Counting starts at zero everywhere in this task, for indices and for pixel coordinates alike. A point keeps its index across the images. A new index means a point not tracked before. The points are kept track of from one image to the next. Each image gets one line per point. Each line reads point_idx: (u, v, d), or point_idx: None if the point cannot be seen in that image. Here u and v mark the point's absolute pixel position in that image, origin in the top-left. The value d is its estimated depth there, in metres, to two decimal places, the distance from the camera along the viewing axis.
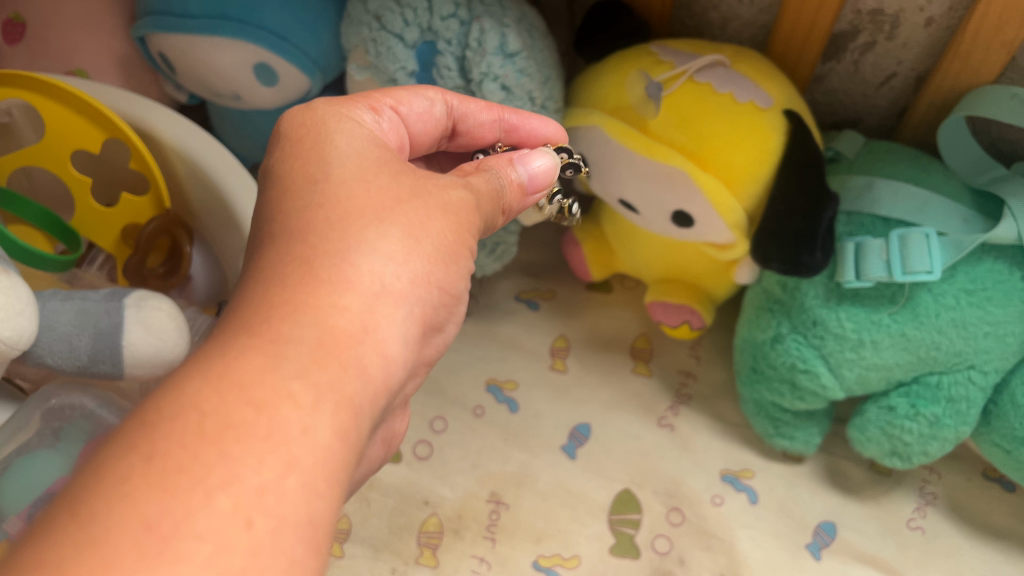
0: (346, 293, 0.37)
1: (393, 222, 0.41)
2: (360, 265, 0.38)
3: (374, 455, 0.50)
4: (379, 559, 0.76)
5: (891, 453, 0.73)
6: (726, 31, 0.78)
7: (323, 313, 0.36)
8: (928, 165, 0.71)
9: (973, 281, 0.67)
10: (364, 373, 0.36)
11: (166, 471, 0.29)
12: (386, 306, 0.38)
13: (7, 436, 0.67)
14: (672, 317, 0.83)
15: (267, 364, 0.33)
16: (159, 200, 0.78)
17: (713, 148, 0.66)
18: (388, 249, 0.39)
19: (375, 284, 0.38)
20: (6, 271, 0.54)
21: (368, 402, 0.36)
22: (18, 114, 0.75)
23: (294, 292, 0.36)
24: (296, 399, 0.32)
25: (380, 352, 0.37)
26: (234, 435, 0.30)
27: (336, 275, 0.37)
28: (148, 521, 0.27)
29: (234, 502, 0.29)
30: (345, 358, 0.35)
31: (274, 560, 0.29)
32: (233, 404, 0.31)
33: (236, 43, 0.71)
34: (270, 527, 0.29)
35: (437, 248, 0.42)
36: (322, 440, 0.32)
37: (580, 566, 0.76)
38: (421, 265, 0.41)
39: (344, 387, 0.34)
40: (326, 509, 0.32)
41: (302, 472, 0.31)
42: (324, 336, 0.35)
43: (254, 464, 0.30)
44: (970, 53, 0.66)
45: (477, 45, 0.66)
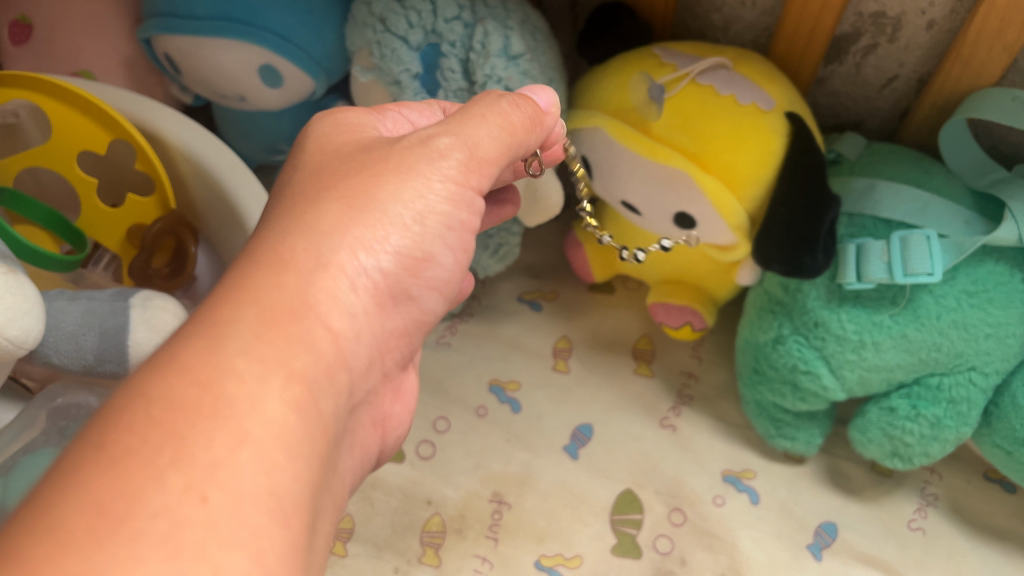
0: (285, 272, 0.39)
1: (332, 200, 0.42)
2: (301, 245, 0.40)
3: (368, 441, 0.48)
4: (382, 558, 0.77)
5: (893, 454, 0.73)
6: (729, 33, 0.79)
7: (263, 293, 0.38)
8: (930, 167, 0.71)
9: (974, 282, 0.68)
10: (309, 346, 0.37)
11: (117, 457, 0.30)
12: (327, 278, 0.40)
13: (15, 434, 0.67)
14: (673, 318, 0.83)
15: (210, 345, 0.35)
16: (164, 201, 0.78)
17: (714, 150, 0.66)
18: (326, 227, 0.41)
19: (311, 260, 0.40)
20: (13, 271, 0.54)
21: (319, 375, 0.37)
22: (25, 115, 0.75)
23: (241, 278, 0.39)
24: (239, 373, 0.34)
25: (326, 327, 0.39)
26: (181, 415, 0.31)
27: (276, 259, 0.40)
28: (102, 505, 0.28)
29: (187, 480, 0.30)
30: (289, 333, 0.37)
31: (235, 531, 0.30)
32: (178, 387, 0.32)
33: (241, 45, 0.72)
34: (226, 500, 0.30)
35: (385, 214, 0.43)
36: (272, 415, 0.34)
37: (582, 565, 0.76)
38: (365, 233, 0.42)
39: (290, 360, 0.36)
40: (291, 481, 0.33)
41: (254, 445, 0.32)
42: (264, 313, 0.37)
43: (205, 442, 0.31)
44: (972, 56, 0.66)
45: (480, 47, 0.67)
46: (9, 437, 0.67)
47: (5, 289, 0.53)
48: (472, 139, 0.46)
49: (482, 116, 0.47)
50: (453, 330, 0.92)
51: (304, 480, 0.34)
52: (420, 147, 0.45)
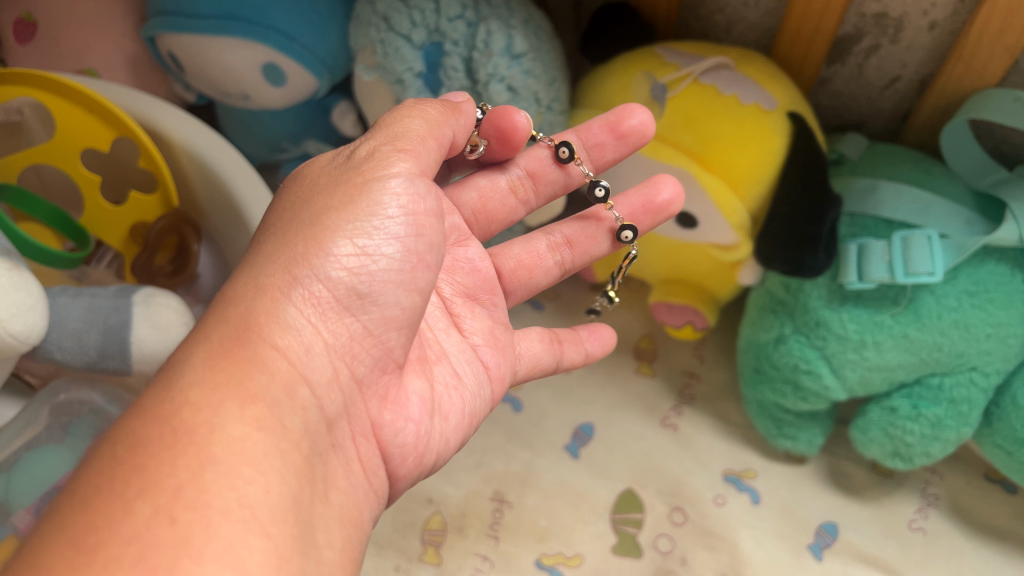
0: (233, 305, 0.40)
1: (274, 228, 0.43)
2: (247, 277, 0.41)
3: (364, 456, 0.44)
4: (383, 556, 0.77)
5: (894, 454, 0.73)
6: (731, 34, 0.79)
7: (210, 329, 0.39)
8: (931, 168, 0.72)
9: (976, 283, 0.68)
10: (262, 367, 0.38)
11: (89, 497, 0.31)
12: (267, 300, 0.40)
13: (18, 429, 0.68)
14: (675, 317, 0.84)
15: (168, 380, 0.36)
16: (166, 199, 0.79)
17: (715, 148, 0.67)
18: (264, 254, 0.42)
19: (250, 288, 0.41)
20: (17, 267, 0.55)
21: (278, 393, 0.38)
22: (29, 113, 0.75)
23: (202, 322, 0.41)
24: (193, 404, 0.35)
25: (274, 346, 0.39)
26: (142, 450, 0.33)
27: (225, 296, 0.41)
28: (76, 542, 0.30)
29: (154, 505, 0.31)
30: (237, 358, 0.38)
31: (208, 544, 0.30)
32: (142, 427, 0.34)
33: (245, 43, 0.72)
34: (195, 520, 0.31)
35: (316, 221, 0.42)
36: (233, 434, 0.34)
37: (583, 564, 0.76)
38: (298, 246, 0.41)
39: (245, 382, 0.37)
40: (265, 492, 0.33)
41: (216, 467, 0.33)
42: (213, 345, 0.38)
43: (169, 469, 0.32)
44: (974, 56, 0.66)
45: (484, 46, 0.67)
46: (13, 433, 0.67)
47: (10, 285, 0.53)
48: (397, 137, 0.45)
49: (403, 118, 0.46)
50: None
51: (279, 491, 0.34)
52: (351, 159, 0.45)
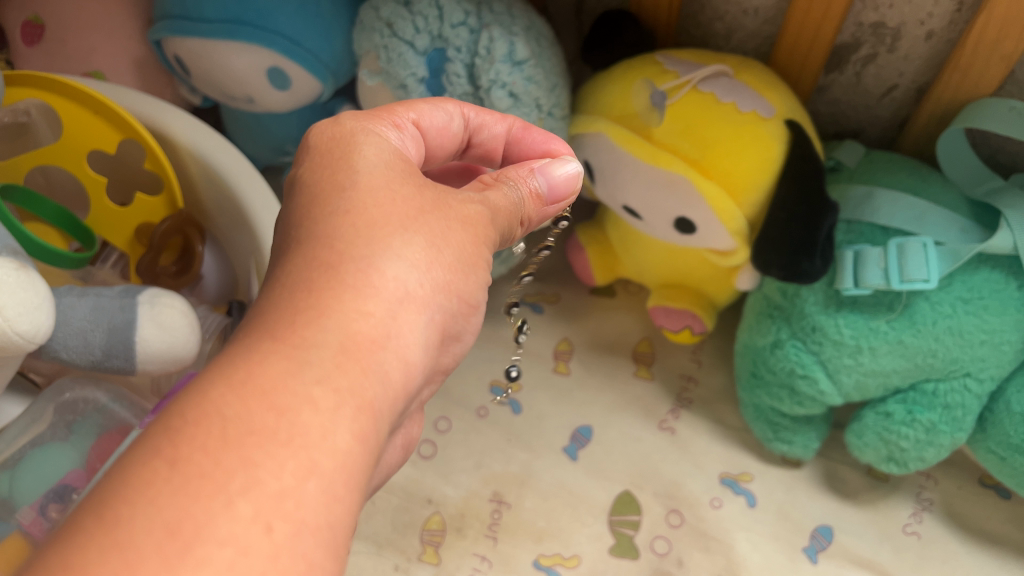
0: (371, 301, 0.38)
1: (416, 233, 0.41)
2: (390, 272, 0.39)
3: (384, 463, 0.49)
4: (382, 556, 0.77)
5: (888, 458, 0.74)
6: (730, 42, 0.80)
7: (346, 318, 0.37)
8: (927, 176, 0.73)
9: (970, 290, 0.68)
10: (386, 383, 0.37)
11: (189, 479, 0.29)
12: (412, 314, 0.39)
13: (22, 427, 0.68)
14: (673, 321, 0.84)
15: (291, 368, 0.34)
16: (171, 200, 0.79)
17: (714, 156, 0.67)
18: (412, 256, 0.40)
19: (398, 291, 0.39)
20: (24, 267, 0.56)
21: (386, 405, 0.37)
22: (35, 114, 0.76)
23: (331, 306, 0.37)
24: (315, 404, 0.33)
25: (402, 359, 0.38)
26: (256, 440, 0.31)
27: (361, 280, 0.38)
28: (170, 527, 0.28)
29: (255, 507, 0.30)
30: (366, 363, 0.36)
31: (294, 563, 0.30)
32: (255, 409, 0.32)
33: (250, 47, 0.73)
34: (289, 532, 0.30)
35: (458, 258, 0.43)
36: (342, 445, 0.33)
37: (580, 565, 0.77)
38: (444, 274, 0.42)
39: (364, 392, 0.35)
40: (346, 512, 0.33)
41: (321, 477, 0.32)
42: (347, 343, 0.36)
43: (274, 470, 0.31)
44: (970, 65, 0.67)
45: (486, 53, 0.68)
46: (17, 431, 0.68)
47: (18, 284, 0.54)
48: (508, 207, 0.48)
49: (496, 192, 0.48)
50: None
51: (354, 510, 0.33)
52: (460, 203, 0.45)
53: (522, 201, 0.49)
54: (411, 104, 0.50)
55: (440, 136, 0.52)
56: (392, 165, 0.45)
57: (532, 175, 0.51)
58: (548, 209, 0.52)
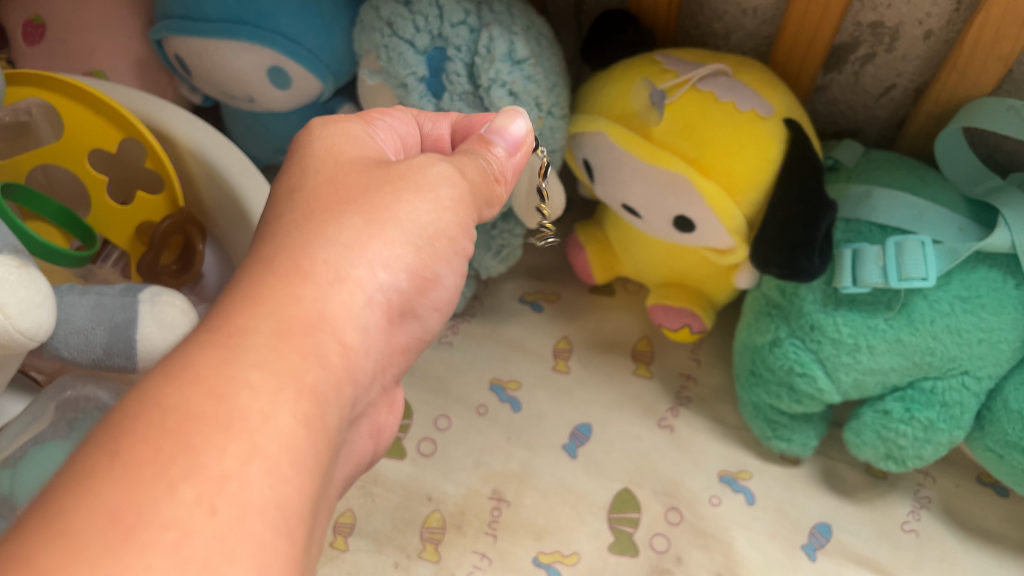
0: (306, 284, 0.39)
1: (353, 215, 0.43)
2: (325, 257, 0.41)
3: (361, 450, 0.49)
4: (383, 553, 0.78)
5: (886, 456, 0.74)
6: (730, 41, 0.80)
7: (280, 302, 0.38)
8: (925, 175, 0.73)
9: (968, 288, 0.69)
10: (323, 363, 0.38)
11: (132, 466, 0.30)
12: (346, 292, 0.41)
13: (23, 426, 0.69)
14: (673, 319, 0.84)
15: (226, 357, 0.35)
16: (173, 199, 0.79)
17: (713, 155, 0.68)
18: (348, 240, 0.42)
19: (331, 273, 0.41)
20: (25, 265, 0.56)
21: (329, 389, 0.38)
22: (36, 113, 0.77)
23: (265, 287, 0.39)
24: (252, 387, 0.34)
25: (340, 342, 0.39)
26: (194, 426, 0.32)
27: (295, 266, 0.40)
28: (112, 512, 0.28)
29: (198, 492, 0.30)
30: (302, 345, 0.37)
31: (242, 545, 0.30)
32: (192, 397, 0.33)
33: (251, 46, 0.73)
34: (235, 513, 0.30)
35: (404, 233, 0.44)
36: (283, 427, 0.34)
37: (579, 563, 0.77)
38: (384, 249, 0.43)
39: (304, 375, 0.36)
40: (297, 494, 0.33)
41: (264, 459, 0.32)
42: (281, 325, 0.37)
43: (217, 455, 0.31)
44: (968, 65, 0.67)
45: (486, 52, 0.68)
46: (19, 429, 0.69)
47: (19, 282, 0.54)
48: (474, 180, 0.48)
49: (468, 160, 0.49)
50: (455, 330, 0.93)
51: (309, 492, 0.34)
52: (427, 172, 0.46)
53: (494, 167, 0.51)
54: (382, 112, 0.54)
55: (404, 144, 0.54)
56: (348, 157, 0.47)
57: (493, 136, 0.52)
58: (512, 160, 0.52)
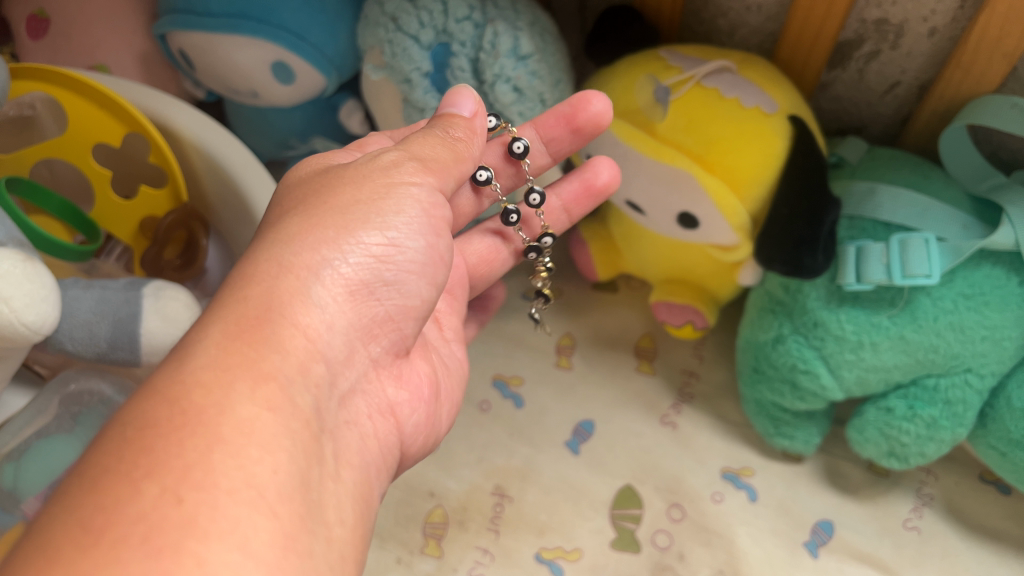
0: (251, 284, 0.40)
1: (294, 216, 0.43)
2: (267, 256, 0.41)
3: (379, 432, 0.45)
4: (385, 548, 0.78)
5: (889, 454, 0.74)
6: (734, 38, 0.80)
7: (230, 306, 0.39)
8: (929, 172, 0.73)
9: (972, 285, 0.69)
10: (278, 348, 0.38)
11: (106, 480, 0.31)
12: (291, 279, 0.40)
13: (28, 419, 0.68)
14: (676, 316, 0.85)
15: (182, 359, 0.36)
16: (176, 194, 0.80)
17: (717, 151, 0.68)
18: (288, 235, 0.42)
19: (276, 266, 0.41)
20: (30, 259, 0.56)
21: (292, 372, 0.38)
22: (41, 107, 0.76)
23: (219, 297, 0.40)
24: (204, 384, 0.35)
25: (297, 327, 0.39)
26: (153, 430, 0.33)
27: (242, 272, 0.41)
28: (85, 523, 0.30)
29: (162, 486, 0.31)
30: (254, 339, 0.38)
31: (213, 522, 0.30)
32: (154, 406, 0.34)
33: (255, 42, 0.73)
34: (200, 500, 0.31)
35: (345, 211, 0.43)
36: (242, 415, 0.34)
37: (582, 559, 0.78)
38: (328, 230, 0.42)
39: (259, 364, 0.37)
40: (272, 472, 0.33)
41: (225, 447, 0.33)
42: (230, 326, 0.38)
43: (176, 450, 0.32)
44: (972, 62, 0.67)
45: (490, 47, 0.68)
46: (23, 422, 0.68)
47: (23, 276, 0.54)
48: (421, 154, 0.47)
49: (421, 137, 0.48)
50: None
51: (287, 469, 0.34)
52: (371, 163, 0.46)
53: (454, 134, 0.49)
54: (361, 143, 0.59)
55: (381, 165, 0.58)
56: (297, 179, 0.48)
57: (451, 112, 0.51)
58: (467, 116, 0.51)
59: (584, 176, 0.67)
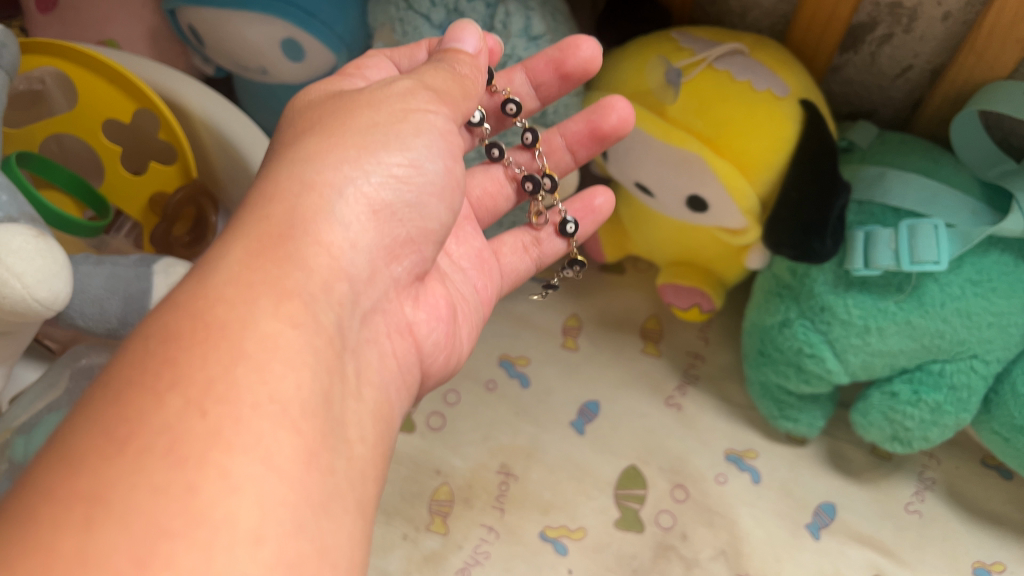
0: (273, 202, 0.40)
1: (314, 137, 0.44)
2: (288, 173, 0.42)
3: (398, 350, 0.46)
4: (391, 525, 0.79)
5: (893, 438, 0.75)
6: (746, 20, 0.80)
7: (251, 221, 0.40)
8: (940, 157, 0.73)
9: (980, 272, 0.69)
10: (302, 264, 0.38)
11: (129, 394, 0.31)
12: (315, 196, 0.41)
13: (40, 393, 0.69)
14: (682, 299, 0.85)
15: (204, 274, 0.37)
16: (186, 169, 0.80)
17: (727, 133, 0.67)
18: (309, 155, 0.42)
19: (297, 182, 0.41)
20: (43, 235, 0.56)
21: (316, 290, 0.38)
22: (51, 82, 0.77)
23: (240, 215, 0.41)
24: (227, 300, 0.35)
25: (320, 244, 0.40)
26: (176, 342, 0.33)
27: (261, 189, 0.41)
28: (107, 434, 0.30)
29: (186, 398, 0.31)
30: (277, 256, 0.38)
31: (237, 434, 0.31)
32: (176, 318, 0.34)
33: (265, 18, 0.73)
34: (225, 413, 0.31)
35: (365, 134, 0.44)
36: (266, 329, 0.35)
37: (586, 538, 0.78)
38: (350, 150, 0.43)
39: (283, 280, 0.37)
40: (296, 387, 0.34)
41: (248, 361, 0.33)
42: (252, 244, 0.38)
43: (199, 362, 0.32)
44: (986, 47, 0.67)
45: (502, 27, 0.68)
46: (34, 396, 0.69)
47: (36, 251, 0.54)
48: (434, 84, 0.48)
49: (433, 68, 0.49)
50: None
51: (310, 386, 0.34)
52: (387, 89, 0.47)
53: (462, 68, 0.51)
54: (361, 65, 0.56)
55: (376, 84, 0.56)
56: (307, 103, 0.48)
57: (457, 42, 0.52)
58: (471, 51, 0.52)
59: (592, 117, 0.65)
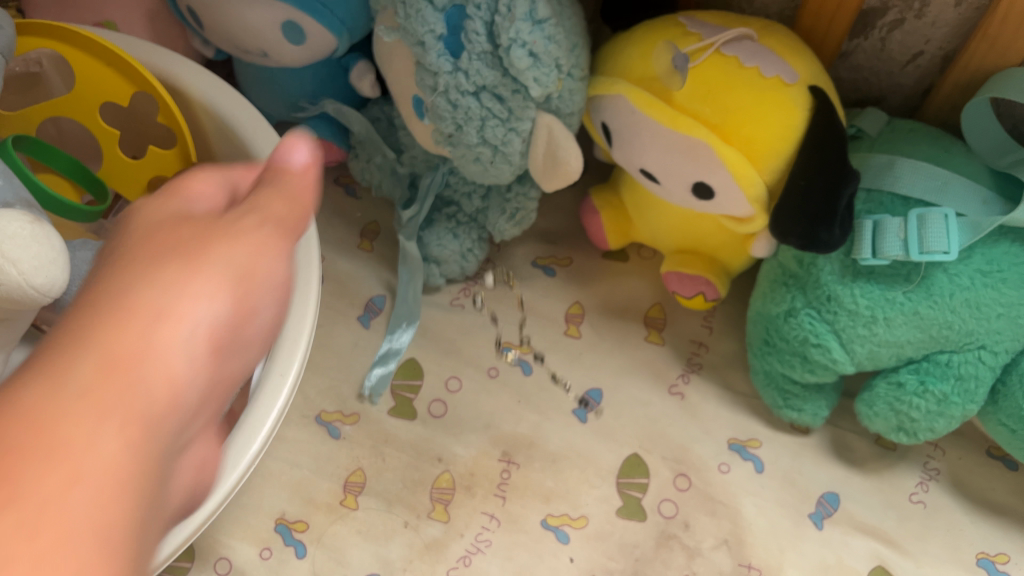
0: (116, 301, 0.34)
1: (153, 253, 0.37)
2: (124, 280, 0.35)
3: (189, 467, 0.41)
4: (393, 512, 0.78)
5: (898, 428, 0.74)
6: (754, 4, 0.79)
7: (104, 324, 0.33)
8: (950, 145, 0.72)
9: (990, 262, 0.68)
10: (150, 379, 0.32)
11: None
12: (161, 325, 0.34)
13: None
14: (687, 287, 0.84)
15: (46, 378, 0.30)
16: (186, 154, 0.78)
17: (735, 121, 0.66)
18: (159, 272, 0.36)
19: (150, 283, 0.35)
20: (38, 220, 0.55)
21: (160, 404, 0.32)
22: (48, 65, 0.76)
23: (70, 313, 0.33)
24: (69, 402, 0.29)
25: (176, 355, 0.34)
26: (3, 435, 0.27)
27: (114, 284, 0.35)
28: None
29: (9, 520, 0.26)
30: (121, 371, 0.32)
31: (54, 540, 0.27)
32: (10, 426, 0.28)
33: (266, 1, 0.72)
34: (55, 531, 0.27)
35: (228, 252, 0.39)
36: (110, 440, 0.30)
37: (588, 526, 0.78)
38: (178, 264, 0.37)
39: (128, 402, 0.31)
40: (117, 446, 0.30)
41: (96, 452, 0.29)
42: (98, 361, 0.31)
43: (29, 473, 0.27)
44: (999, 35, 0.66)
45: (506, 10, 0.64)
46: None
47: (32, 238, 0.54)
48: (281, 190, 0.44)
49: (286, 179, 0.44)
50: (467, 292, 0.92)
51: (132, 461, 0.30)
52: (259, 195, 0.43)
53: (284, 171, 0.45)
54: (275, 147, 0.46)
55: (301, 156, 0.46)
56: (151, 220, 0.40)
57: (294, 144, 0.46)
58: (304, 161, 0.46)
59: None
